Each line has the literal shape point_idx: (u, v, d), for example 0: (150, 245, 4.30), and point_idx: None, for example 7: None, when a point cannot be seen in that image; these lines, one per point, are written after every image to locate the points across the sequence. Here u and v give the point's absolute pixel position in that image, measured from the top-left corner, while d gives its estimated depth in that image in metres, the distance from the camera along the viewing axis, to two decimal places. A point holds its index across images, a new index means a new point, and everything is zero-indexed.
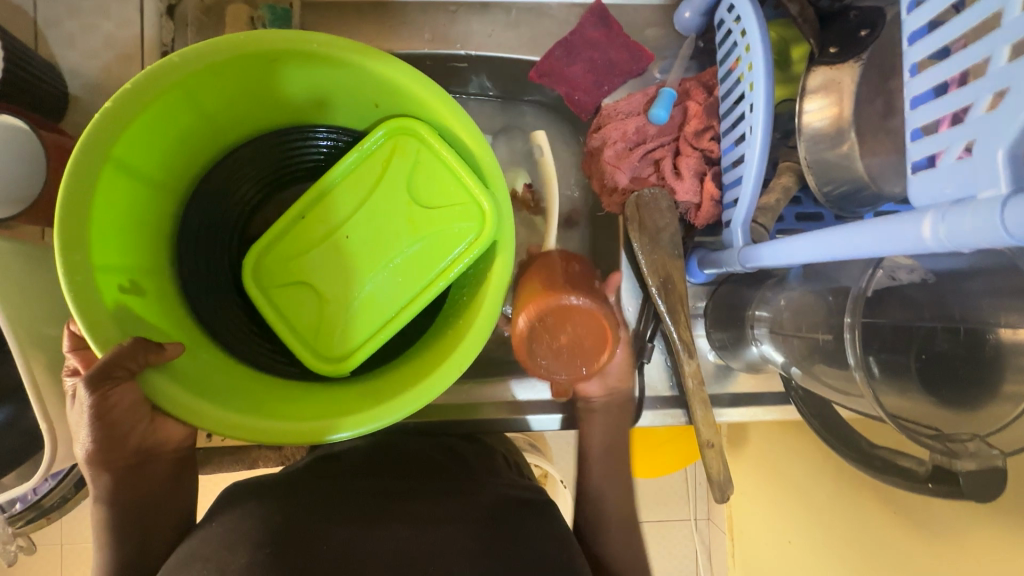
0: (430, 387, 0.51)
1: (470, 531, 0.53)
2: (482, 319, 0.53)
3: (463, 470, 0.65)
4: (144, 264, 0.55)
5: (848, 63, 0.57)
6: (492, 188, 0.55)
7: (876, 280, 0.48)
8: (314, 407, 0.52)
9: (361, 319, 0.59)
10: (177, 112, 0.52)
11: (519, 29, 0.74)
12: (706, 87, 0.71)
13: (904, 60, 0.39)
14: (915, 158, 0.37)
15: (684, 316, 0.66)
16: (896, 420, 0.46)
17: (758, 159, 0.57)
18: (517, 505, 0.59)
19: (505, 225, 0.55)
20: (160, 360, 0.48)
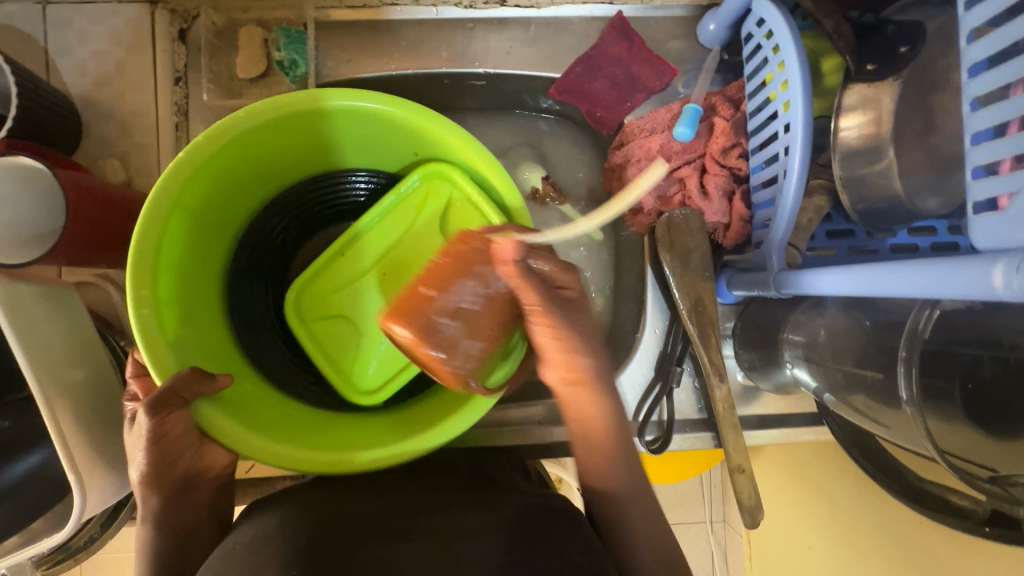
0: (458, 418, 0.51)
1: (497, 546, 0.48)
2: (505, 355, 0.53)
3: (484, 479, 0.60)
4: (198, 298, 0.56)
5: (886, 81, 0.55)
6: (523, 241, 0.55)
7: (931, 322, 0.47)
8: (349, 435, 0.53)
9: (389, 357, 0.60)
10: (237, 160, 0.54)
11: (538, 45, 0.71)
12: (732, 102, 0.69)
13: (963, 93, 0.37)
14: (976, 198, 0.36)
15: (715, 339, 0.65)
16: (946, 458, 0.46)
17: (795, 181, 0.55)
18: (544, 513, 0.53)
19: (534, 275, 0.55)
20: (215, 391, 0.49)
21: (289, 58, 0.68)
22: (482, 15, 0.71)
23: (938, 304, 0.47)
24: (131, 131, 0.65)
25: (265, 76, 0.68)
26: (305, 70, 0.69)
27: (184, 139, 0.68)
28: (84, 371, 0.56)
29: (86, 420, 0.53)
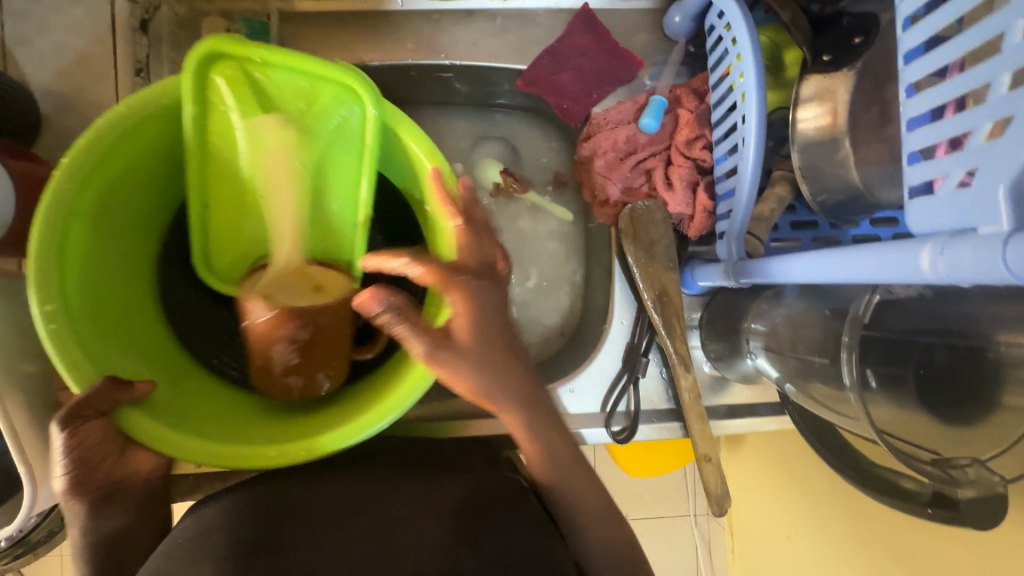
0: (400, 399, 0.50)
1: (443, 526, 0.49)
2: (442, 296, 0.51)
3: (443, 461, 0.60)
4: (117, 286, 0.56)
5: (841, 72, 0.56)
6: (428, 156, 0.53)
7: (872, 305, 0.47)
8: (282, 429, 0.53)
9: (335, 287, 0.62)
10: (134, 142, 0.52)
11: (505, 37, 0.71)
12: (697, 93, 0.69)
13: (900, 79, 0.37)
14: (913, 182, 0.36)
15: (680, 328, 0.65)
16: (886, 440, 0.44)
17: (751, 170, 0.56)
18: (492, 494, 0.54)
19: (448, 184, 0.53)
20: (135, 399, 0.48)
21: None
22: (449, 6, 0.71)
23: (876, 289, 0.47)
24: (92, 123, 0.65)
25: None
26: None
27: None
28: (37, 364, 0.55)
29: (38, 414, 0.53)
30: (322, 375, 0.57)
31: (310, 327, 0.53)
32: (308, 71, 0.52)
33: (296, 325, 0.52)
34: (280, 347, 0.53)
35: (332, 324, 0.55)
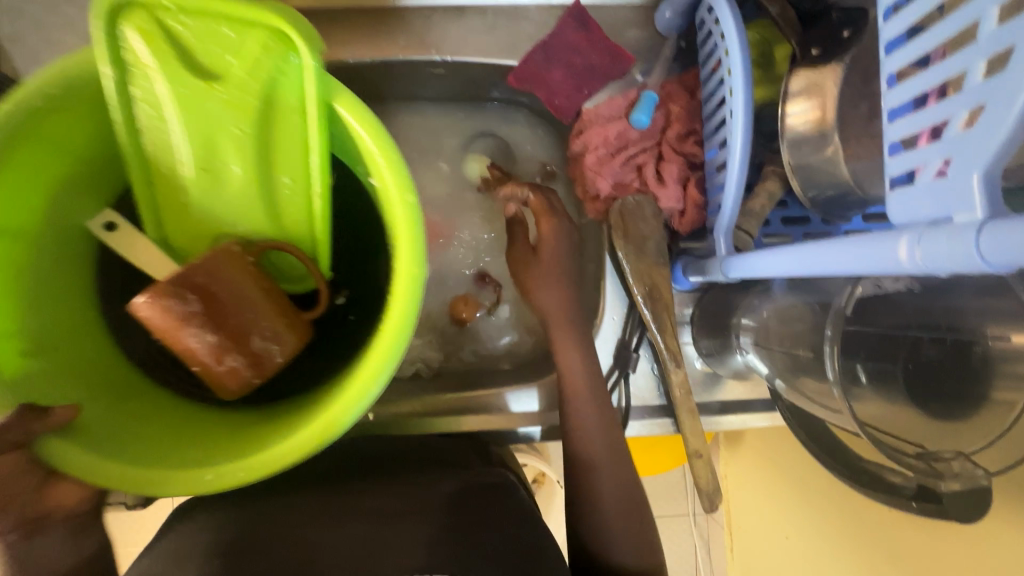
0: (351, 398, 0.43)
1: (436, 516, 0.50)
2: (404, 241, 0.45)
3: (435, 459, 0.61)
4: (49, 303, 0.49)
5: (830, 65, 0.56)
6: (366, 125, 0.45)
7: (854, 297, 0.46)
8: (242, 440, 0.46)
9: (288, 275, 0.55)
10: (63, 127, 0.46)
11: (496, 32, 0.71)
12: (688, 89, 0.69)
13: (881, 69, 0.37)
14: (893, 173, 0.36)
15: (671, 324, 0.65)
16: (867, 431, 0.44)
17: (739, 165, 0.56)
18: (482, 488, 0.55)
19: (397, 164, 0.45)
20: (55, 427, 0.42)
21: None
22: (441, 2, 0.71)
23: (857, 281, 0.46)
24: None
25: None
26: None
27: None
28: None
29: None
30: (256, 337, 0.49)
31: (198, 289, 0.46)
32: (227, 13, 0.43)
33: (186, 298, 0.45)
34: (189, 332, 0.46)
35: (234, 283, 0.47)
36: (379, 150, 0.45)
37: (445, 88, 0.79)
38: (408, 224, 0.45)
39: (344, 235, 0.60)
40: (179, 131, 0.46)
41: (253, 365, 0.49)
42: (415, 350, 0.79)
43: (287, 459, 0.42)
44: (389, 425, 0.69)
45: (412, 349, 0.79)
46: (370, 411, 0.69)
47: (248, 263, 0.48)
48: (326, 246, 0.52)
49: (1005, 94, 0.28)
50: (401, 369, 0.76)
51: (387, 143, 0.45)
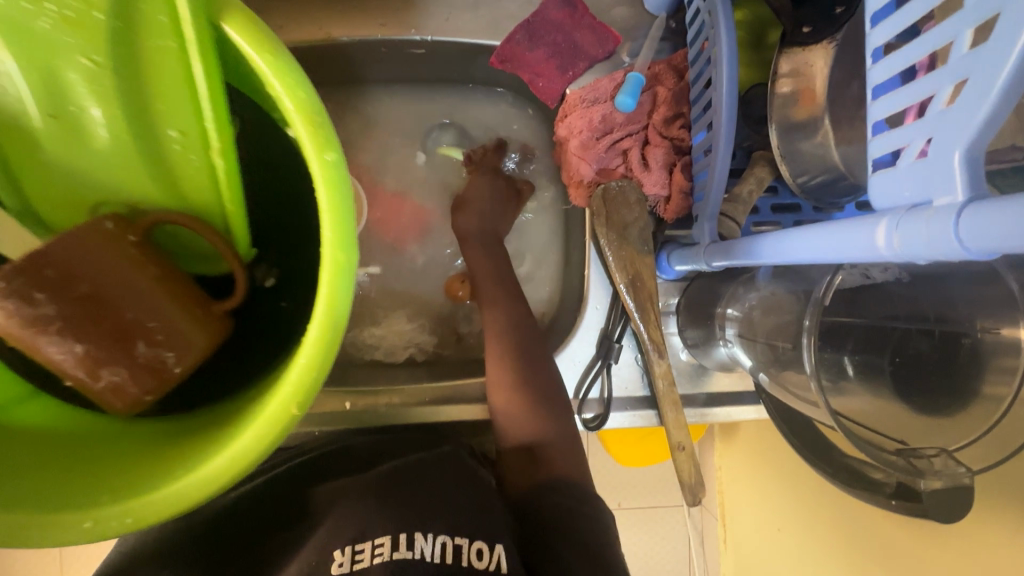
0: (257, 442, 0.37)
1: (372, 497, 0.51)
2: (326, 196, 0.37)
3: (381, 450, 0.61)
4: None
5: (822, 43, 0.53)
6: (270, 54, 0.37)
7: (834, 286, 0.44)
8: (142, 468, 0.40)
9: (199, 254, 0.51)
10: None
11: (478, 11, 0.69)
12: (676, 70, 0.67)
13: (866, 43, 0.35)
14: (877, 154, 0.34)
15: (654, 313, 0.63)
16: (845, 425, 0.42)
17: (723, 148, 0.55)
18: (421, 464, 0.55)
19: (315, 115, 0.37)
20: None
21: None
22: None
23: (841, 266, 0.44)
24: None
25: None
26: None
27: None
28: None
29: None
30: (145, 342, 0.43)
31: (50, 284, 0.40)
32: None
33: (35, 300, 0.39)
34: (47, 342, 0.39)
35: (114, 275, 0.42)
36: (290, 94, 0.37)
37: (427, 68, 0.76)
38: (322, 178, 0.37)
39: (272, 189, 0.55)
40: (17, 70, 0.38)
41: (153, 371, 0.44)
42: (406, 334, 0.79)
43: (211, 486, 0.37)
44: (366, 415, 0.67)
45: (403, 334, 0.79)
46: (345, 399, 0.68)
47: (134, 252, 0.44)
48: (239, 216, 0.47)
49: (992, 66, 0.26)
50: (395, 355, 0.78)
51: (296, 72, 0.37)
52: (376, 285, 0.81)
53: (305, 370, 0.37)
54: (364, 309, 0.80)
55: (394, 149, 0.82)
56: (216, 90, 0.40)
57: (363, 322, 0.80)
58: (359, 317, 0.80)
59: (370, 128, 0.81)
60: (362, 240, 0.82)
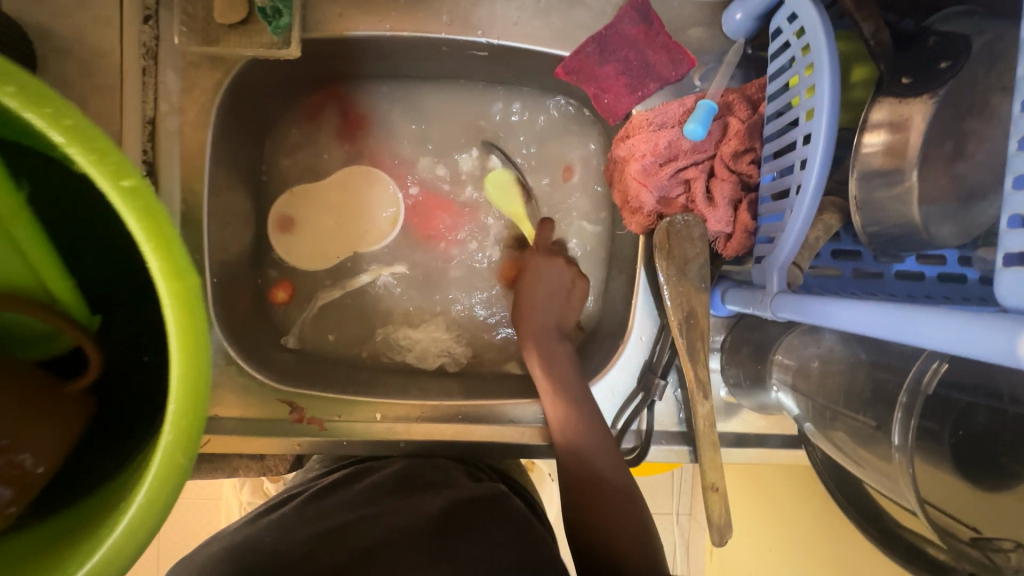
0: (138, 532, 0.31)
1: (420, 551, 0.49)
2: (150, 248, 0.30)
3: (425, 479, 0.61)
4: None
5: (920, 98, 0.50)
6: (17, 88, 0.28)
7: (938, 374, 0.45)
8: (39, 556, 0.32)
9: (29, 337, 0.39)
10: None
11: (548, 18, 0.65)
12: (750, 101, 0.64)
13: (1014, 127, 0.33)
14: (1009, 248, 0.32)
15: (704, 354, 0.62)
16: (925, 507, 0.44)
17: (811, 194, 0.51)
18: (469, 506, 0.55)
19: (156, 219, 0.30)
20: None
21: (272, 6, 0.59)
22: None
23: (944, 358, 0.45)
24: (92, 71, 0.59)
25: (246, 24, 0.60)
26: (291, 22, 0.60)
27: (153, 87, 0.62)
28: None
29: None
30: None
31: None
32: None
33: None
34: None
35: None
36: (53, 124, 0.28)
37: (484, 70, 0.73)
38: (143, 235, 0.30)
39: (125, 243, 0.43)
40: None
41: (10, 480, 0.34)
42: (441, 343, 0.77)
43: None
44: (393, 431, 0.67)
45: (438, 342, 0.77)
46: (376, 411, 0.68)
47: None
48: (58, 273, 0.36)
49: None
50: (426, 361, 0.76)
51: (56, 102, 0.29)
52: (408, 289, 0.79)
53: (174, 438, 0.31)
54: (395, 312, 0.78)
55: (438, 152, 0.78)
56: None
57: (399, 323, 0.78)
58: (394, 320, 0.78)
59: (415, 128, 0.78)
60: (397, 242, 0.79)
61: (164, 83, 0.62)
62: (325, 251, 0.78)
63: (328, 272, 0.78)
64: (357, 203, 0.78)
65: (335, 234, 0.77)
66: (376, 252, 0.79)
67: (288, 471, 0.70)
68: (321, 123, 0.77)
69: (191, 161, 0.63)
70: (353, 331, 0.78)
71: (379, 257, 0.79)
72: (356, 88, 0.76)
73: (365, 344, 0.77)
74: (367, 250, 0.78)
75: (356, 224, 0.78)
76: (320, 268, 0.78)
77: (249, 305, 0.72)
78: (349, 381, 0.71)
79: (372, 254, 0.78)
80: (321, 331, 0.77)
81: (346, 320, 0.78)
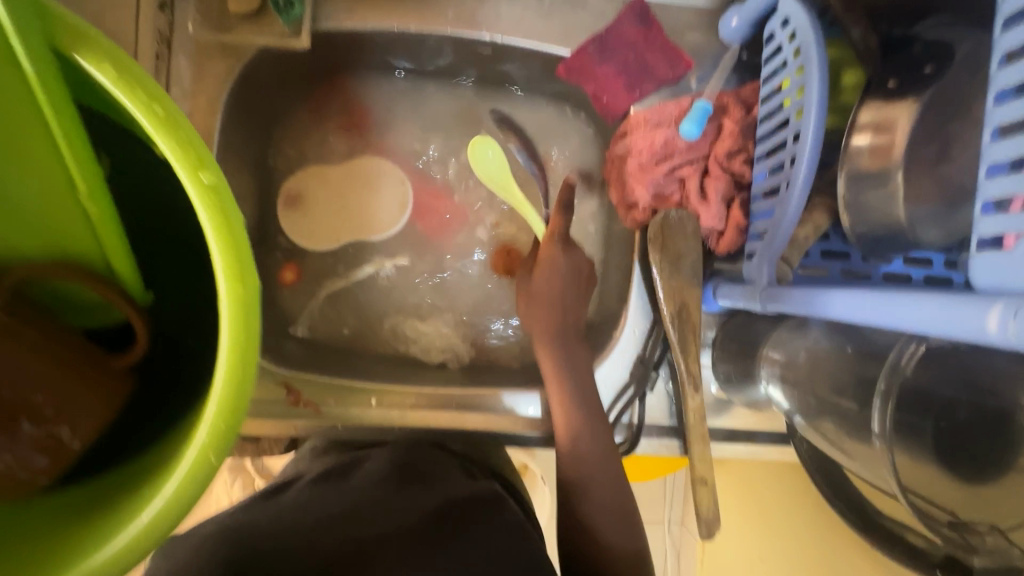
0: (185, 499, 0.34)
1: (415, 544, 0.49)
2: (220, 246, 0.33)
3: (422, 472, 0.60)
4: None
5: (905, 100, 0.52)
6: (117, 73, 0.31)
7: (916, 357, 0.44)
8: (103, 512, 0.36)
9: (82, 307, 0.41)
10: None
11: (551, 18, 0.68)
12: (744, 103, 0.66)
13: (987, 120, 0.35)
14: (983, 234, 0.34)
15: (694, 347, 0.63)
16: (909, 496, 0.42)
17: (799, 188, 0.53)
18: (466, 504, 0.56)
19: (224, 210, 0.33)
20: None
21: None
22: None
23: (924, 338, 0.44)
24: None
25: (258, 15, 0.62)
26: (302, 12, 0.62)
27: (165, 72, 0.63)
28: None
29: None
30: (28, 420, 0.35)
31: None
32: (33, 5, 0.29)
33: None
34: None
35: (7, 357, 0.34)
36: (146, 111, 0.32)
37: (488, 67, 0.75)
38: (212, 225, 0.33)
39: (174, 223, 0.46)
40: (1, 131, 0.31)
41: (46, 450, 0.37)
42: (447, 338, 0.78)
43: (150, 537, 0.34)
44: (387, 416, 0.68)
45: (445, 336, 0.78)
46: (371, 396, 0.68)
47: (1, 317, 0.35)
48: (122, 251, 0.38)
49: None
50: (430, 355, 0.77)
51: (152, 91, 0.32)
52: (405, 281, 0.80)
53: (218, 423, 0.34)
54: (392, 302, 0.79)
55: (441, 146, 0.80)
56: (63, 102, 0.31)
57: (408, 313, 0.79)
58: (391, 311, 0.79)
59: (420, 123, 0.80)
60: (397, 233, 0.80)
61: (177, 69, 0.64)
62: (328, 233, 0.79)
63: (328, 261, 0.79)
64: (360, 195, 0.79)
65: (336, 224, 0.79)
66: (376, 244, 0.80)
67: (283, 453, 0.71)
68: (327, 115, 0.79)
69: None
70: (353, 320, 0.78)
71: (380, 247, 0.80)
72: (363, 82, 0.79)
73: (363, 335, 0.78)
74: (367, 241, 0.80)
75: (357, 215, 0.79)
76: (322, 248, 0.79)
77: None
78: (345, 367, 0.72)
79: (372, 244, 0.80)
80: (333, 324, 0.78)
81: (344, 309, 0.79)
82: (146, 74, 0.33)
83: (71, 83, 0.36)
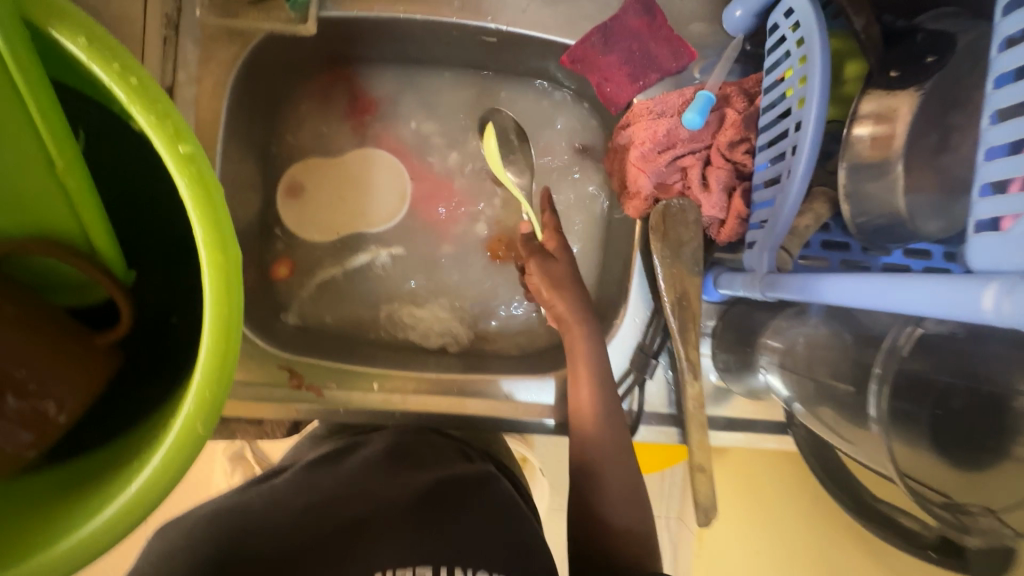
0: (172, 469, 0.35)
1: (409, 528, 0.50)
2: (199, 215, 0.34)
3: (418, 457, 0.60)
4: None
5: (907, 90, 0.52)
6: (87, 41, 0.32)
7: (914, 338, 0.46)
8: (91, 483, 0.37)
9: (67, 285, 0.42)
10: None
11: (556, 8, 0.68)
12: (747, 95, 0.67)
13: (987, 104, 0.35)
14: (980, 216, 0.35)
15: (694, 335, 0.64)
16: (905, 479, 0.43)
17: (801, 176, 0.53)
18: (461, 487, 0.56)
19: (204, 182, 0.34)
20: None
21: None
22: None
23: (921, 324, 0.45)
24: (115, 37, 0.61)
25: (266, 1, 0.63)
26: None
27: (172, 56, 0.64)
28: None
29: None
30: (12, 395, 0.36)
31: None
32: None
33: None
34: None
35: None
36: (120, 81, 0.32)
37: (493, 56, 0.76)
38: (190, 194, 0.33)
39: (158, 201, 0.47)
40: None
41: (31, 424, 0.38)
42: (443, 322, 0.78)
43: (140, 506, 0.35)
44: (389, 401, 0.68)
45: (443, 321, 0.78)
46: (373, 381, 0.69)
47: None
48: (101, 225, 0.38)
49: None
50: (429, 340, 0.78)
51: (125, 59, 0.33)
52: (408, 269, 0.80)
53: (203, 394, 0.35)
54: (394, 290, 0.80)
55: (445, 135, 0.81)
56: (35, 73, 0.31)
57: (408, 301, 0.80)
58: (393, 298, 0.80)
59: (424, 111, 0.80)
60: (401, 221, 0.81)
61: (183, 52, 0.64)
62: (332, 221, 0.79)
63: (331, 248, 0.79)
64: (364, 183, 0.80)
65: (340, 211, 0.79)
66: (379, 232, 0.80)
67: (285, 437, 0.71)
68: (331, 103, 0.79)
69: (205, 130, 0.65)
70: (356, 307, 0.79)
71: (383, 235, 0.80)
72: (368, 70, 0.79)
73: (366, 322, 0.79)
74: (370, 229, 0.80)
75: (361, 203, 0.80)
76: (326, 236, 0.79)
77: (251, 277, 0.73)
78: (347, 354, 0.73)
79: (375, 232, 0.80)
80: (336, 310, 0.78)
81: (346, 296, 0.79)
82: (116, 41, 0.33)
83: (44, 58, 0.36)
